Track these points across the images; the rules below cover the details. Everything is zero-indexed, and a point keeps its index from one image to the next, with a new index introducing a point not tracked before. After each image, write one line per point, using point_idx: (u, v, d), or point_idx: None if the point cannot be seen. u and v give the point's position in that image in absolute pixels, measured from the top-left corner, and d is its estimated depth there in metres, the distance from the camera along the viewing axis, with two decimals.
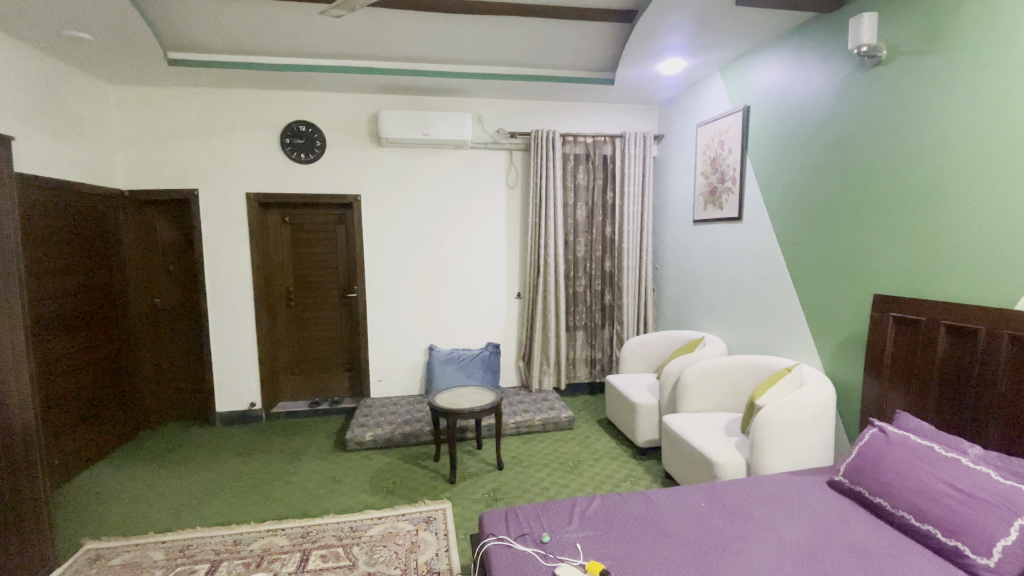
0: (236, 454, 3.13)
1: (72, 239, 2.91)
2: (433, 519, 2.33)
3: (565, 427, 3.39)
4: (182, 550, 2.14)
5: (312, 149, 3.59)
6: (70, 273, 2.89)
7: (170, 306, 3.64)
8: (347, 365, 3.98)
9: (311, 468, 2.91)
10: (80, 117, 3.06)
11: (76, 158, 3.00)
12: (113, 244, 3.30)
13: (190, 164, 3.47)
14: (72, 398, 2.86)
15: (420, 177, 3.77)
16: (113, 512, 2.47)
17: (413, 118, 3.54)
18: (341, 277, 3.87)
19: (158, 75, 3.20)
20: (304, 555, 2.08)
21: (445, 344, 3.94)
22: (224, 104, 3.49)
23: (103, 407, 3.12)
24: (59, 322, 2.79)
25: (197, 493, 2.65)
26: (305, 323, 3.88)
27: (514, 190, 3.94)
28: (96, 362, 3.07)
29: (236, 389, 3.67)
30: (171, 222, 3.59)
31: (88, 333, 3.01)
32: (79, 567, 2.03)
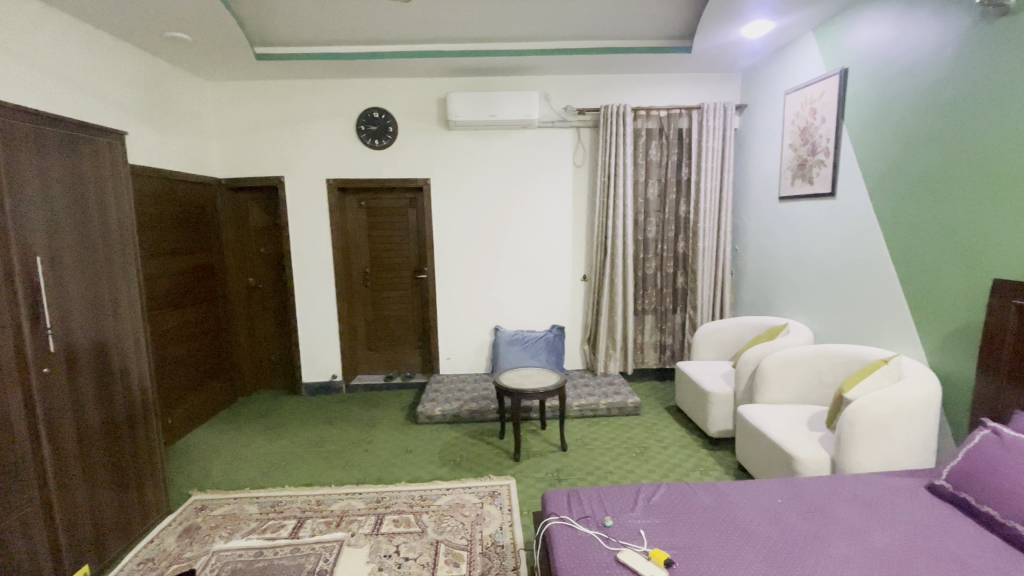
0: (319, 422, 3.37)
1: (178, 223, 3.24)
2: (498, 494, 2.39)
3: (631, 412, 3.33)
4: (273, 505, 2.37)
5: (385, 135, 3.71)
6: (178, 254, 3.22)
7: (262, 285, 3.96)
8: (418, 343, 4.14)
9: (384, 438, 3.08)
10: (182, 112, 3.36)
11: (180, 150, 3.32)
12: (214, 228, 3.64)
13: (277, 152, 3.72)
14: (180, 365, 3.21)
15: (489, 158, 3.78)
16: (216, 468, 2.76)
17: (480, 99, 3.54)
18: (412, 259, 4.01)
19: (247, 69, 3.43)
20: (378, 518, 2.22)
21: (511, 325, 3.98)
22: (306, 94, 3.68)
23: (207, 375, 3.49)
24: (169, 298, 3.13)
25: (285, 455, 2.90)
26: (380, 302, 4.07)
27: (582, 168, 3.84)
28: (200, 334, 3.43)
29: (318, 362, 3.94)
30: (262, 207, 3.88)
31: (193, 308, 3.35)
32: (188, 515, 2.31)
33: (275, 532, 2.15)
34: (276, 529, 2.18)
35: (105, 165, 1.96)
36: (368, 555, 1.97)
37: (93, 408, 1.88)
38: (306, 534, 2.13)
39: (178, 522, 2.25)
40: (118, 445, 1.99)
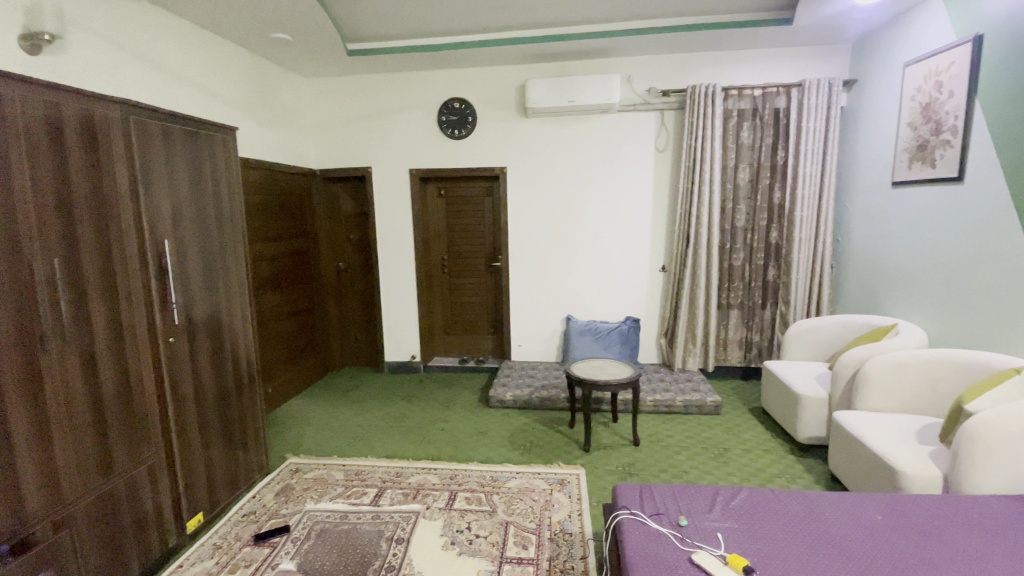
0: (399, 399, 3.57)
1: (279, 211, 3.54)
2: (567, 483, 2.40)
3: (710, 411, 3.18)
4: (357, 473, 2.55)
5: (465, 124, 3.79)
6: (278, 239, 3.53)
7: (350, 269, 4.23)
8: (491, 329, 4.22)
9: (459, 418, 3.20)
10: (283, 108, 3.65)
11: (281, 143, 3.61)
12: (309, 215, 3.93)
13: (365, 144, 3.93)
14: (279, 340, 3.53)
15: (567, 145, 3.74)
16: (308, 435, 3.02)
17: (560, 85, 3.49)
18: (487, 247, 4.08)
19: (339, 65, 3.64)
20: (451, 495, 2.32)
21: (585, 314, 3.93)
22: (392, 87, 3.84)
23: (301, 350, 3.80)
24: (270, 279, 3.44)
25: (369, 428, 3.11)
26: (456, 288, 4.19)
27: (665, 153, 3.66)
28: (296, 313, 3.74)
29: (399, 343, 4.15)
30: (351, 196, 4.14)
31: (290, 289, 3.66)
32: (284, 476, 2.55)
33: (358, 498, 2.32)
34: (359, 495, 2.35)
35: (219, 158, 2.18)
36: (441, 529, 2.06)
37: (209, 374, 2.12)
38: (386, 502, 2.27)
39: (277, 482, 2.49)
40: (229, 408, 2.25)
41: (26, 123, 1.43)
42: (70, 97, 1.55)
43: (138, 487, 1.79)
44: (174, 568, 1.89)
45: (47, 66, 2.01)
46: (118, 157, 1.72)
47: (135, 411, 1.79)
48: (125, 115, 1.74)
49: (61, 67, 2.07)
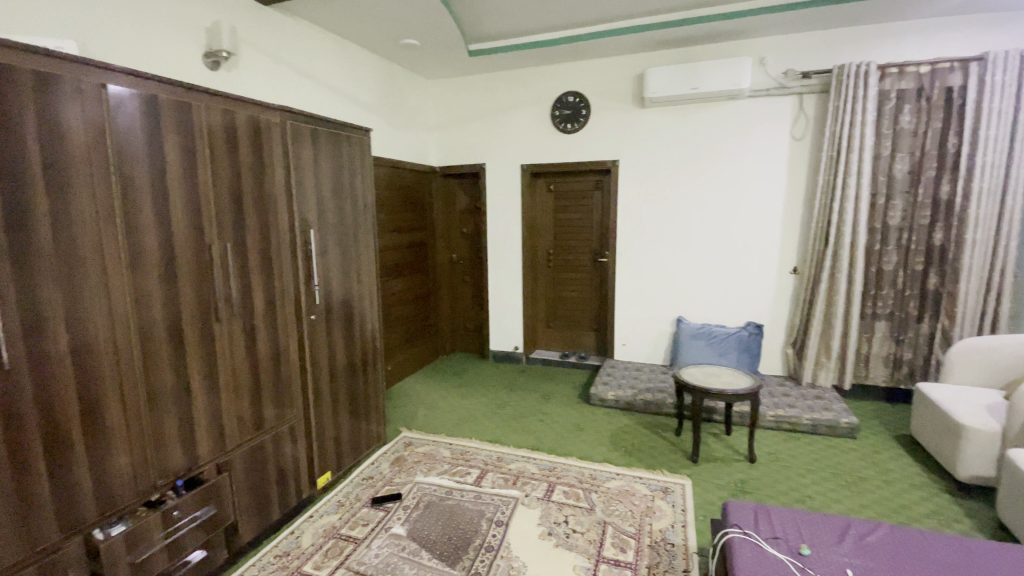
0: (502, 388, 3.68)
1: (404, 205, 3.83)
2: (671, 491, 2.30)
3: (842, 434, 2.82)
4: (461, 453, 2.69)
5: (578, 118, 3.76)
6: (402, 231, 3.82)
7: (462, 260, 4.45)
8: (595, 326, 4.15)
9: (560, 412, 3.21)
10: (410, 108, 3.93)
11: (407, 142, 3.90)
12: (428, 209, 4.20)
13: (481, 141, 4.09)
14: (398, 323, 3.84)
15: (687, 136, 3.53)
16: (420, 413, 3.25)
17: (682, 73, 3.31)
18: (595, 242, 4.02)
19: (461, 65, 3.82)
20: (550, 486, 2.35)
21: (698, 316, 3.71)
22: (509, 84, 3.94)
23: (416, 333, 4.10)
24: (393, 267, 3.75)
25: (473, 412, 3.25)
26: (561, 283, 4.20)
27: (802, 142, 3.30)
28: (413, 299, 4.03)
29: (505, 333, 4.28)
30: (466, 191, 4.33)
31: (410, 277, 3.96)
32: (398, 447, 2.78)
33: (462, 477, 2.44)
34: (463, 474, 2.48)
35: (355, 155, 2.42)
36: (538, 518, 2.10)
37: (341, 349, 2.38)
38: (487, 484, 2.37)
39: (391, 452, 2.72)
40: (355, 381, 2.50)
41: (211, 129, 1.70)
42: (242, 106, 1.82)
43: (282, 442, 2.07)
44: (306, 518, 2.16)
45: (227, 80, 2.39)
46: (277, 157, 1.98)
47: (282, 377, 2.07)
48: (282, 120, 2.00)
49: (237, 80, 2.44)
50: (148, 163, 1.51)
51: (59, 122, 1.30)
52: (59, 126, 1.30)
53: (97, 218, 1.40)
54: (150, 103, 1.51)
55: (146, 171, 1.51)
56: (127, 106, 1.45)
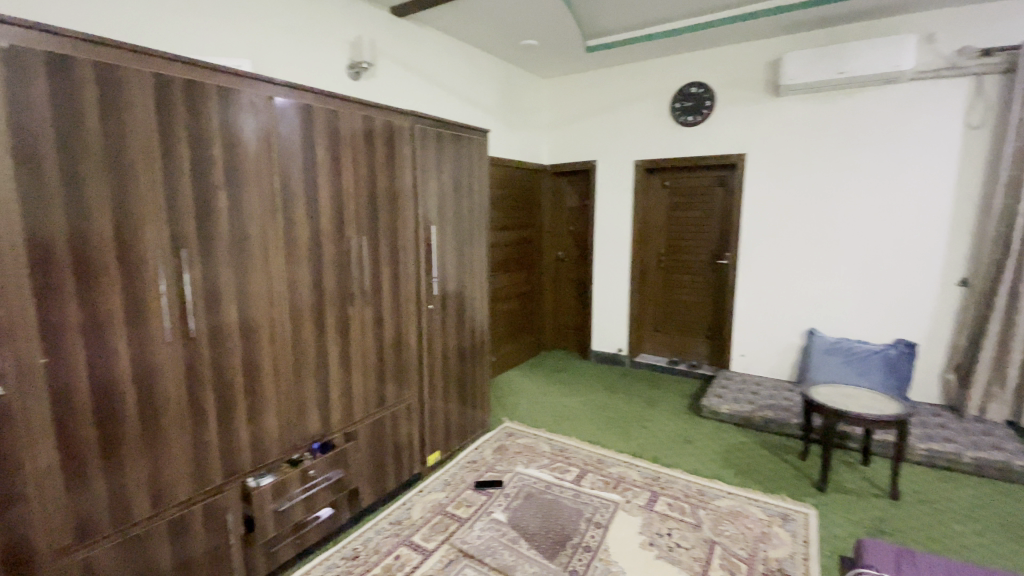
0: (604, 389, 3.62)
1: (515, 203, 3.94)
2: (791, 520, 2.09)
3: (1021, 481, 2.34)
4: (562, 450, 2.70)
5: (701, 110, 3.55)
6: (512, 228, 3.93)
7: (569, 258, 4.45)
8: (709, 333, 3.90)
9: (665, 421, 3.08)
10: (525, 108, 4.02)
11: (520, 141, 3.99)
12: (538, 206, 4.27)
13: (594, 138, 4.05)
14: (504, 317, 3.96)
15: (830, 128, 3.16)
16: (522, 406, 3.32)
17: (828, 55, 2.97)
18: (714, 243, 3.77)
19: (578, 63, 3.81)
20: (652, 495, 2.26)
21: (831, 329, 3.31)
22: (626, 79, 3.85)
23: (520, 328, 4.19)
24: (502, 262, 3.87)
25: (575, 410, 3.24)
26: (673, 285, 4.01)
27: (979, 131, 2.77)
28: (519, 294, 4.13)
29: (609, 334, 4.19)
30: (576, 188, 4.32)
31: (517, 273, 4.06)
32: (500, 437, 2.87)
33: (562, 473, 2.46)
34: (564, 471, 2.49)
35: (474, 154, 2.54)
36: (639, 526, 2.03)
37: (452, 339, 2.51)
38: (587, 485, 2.35)
39: (494, 441, 2.82)
40: (464, 369, 2.63)
41: (353, 133, 1.90)
42: (379, 112, 2.00)
43: (399, 420, 2.25)
44: (416, 492, 2.33)
45: (366, 89, 2.64)
46: (406, 157, 2.15)
47: (401, 361, 2.24)
48: (412, 123, 2.16)
49: (374, 88, 2.69)
50: (303, 164, 1.73)
51: (237, 131, 1.54)
52: (237, 134, 1.53)
53: (262, 211, 1.63)
54: (305, 112, 1.73)
55: (300, 171, 1.73)
56: (287, 115, 1.67)
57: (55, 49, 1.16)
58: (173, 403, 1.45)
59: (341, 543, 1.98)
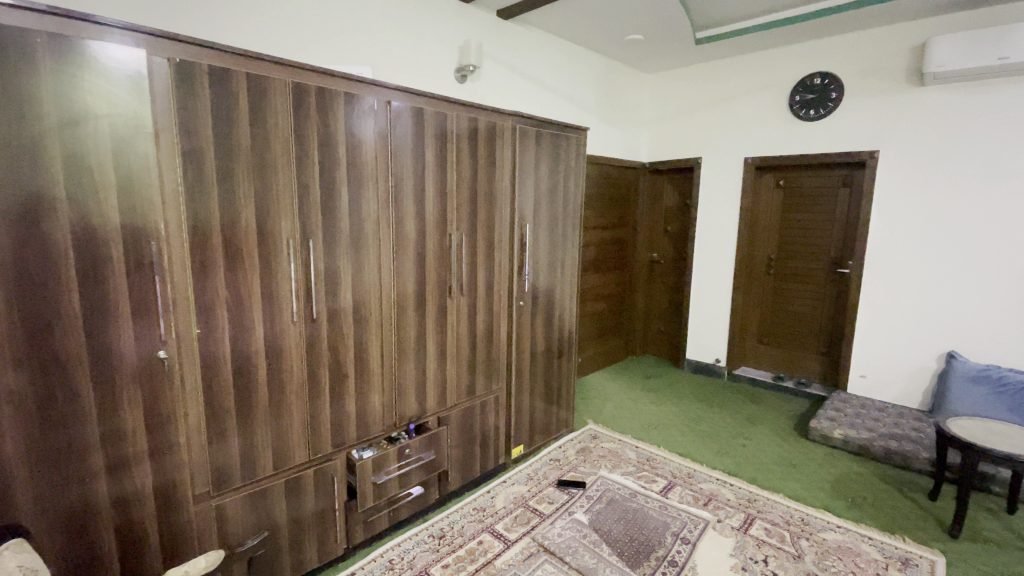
0: (697, 400, 3.44)
1: (610, 202, 3.88)
2: (914, 565, 1.84)
3: None
4: (649, 459, 2.62)
5: (826, 103, 3.24)
6: (606, 227, 3.89)
7: (664, 261, 4.29)
8: (823, 349, 3.55)
9: (764, 440, 2.86)
10: (626, 105, 3.94)
11: (619, 139, 3.91)
12: (633, 206, 4.17)
13: (699, 135, 3.86)
14: (593, 318, 3.92)
15: (989, 121, 2.71)
16: (608, 409, 3.28)
17: (985, 37, 2.55)
18: (833, 250, 3.42)
19: (685, 56, 3.65)
20: (748, 518, 2.12)
21: (977, 354, 2.85)
22: (738, 71, 3.62)
23: (609, 330, 4.13)
24: (594, 262, 3.83)
25: (664, 419, 3.13)
26: (783, 294, 3.72)
27: None
28: (610, 295, 4.07)
29: (705, 343, 3.98)
30: (675, 188, 4.15)
31: (608, 273, 4.00)
32: (585, 438, 2.85)
33: (649, 483, 2.38)
34: (650, 481, 2.41)
35: (572, 153, 2.54)
36: (732, 548, 1.91)
37: (542, 335, 2.54)
38: (675, 498, 2.26)
39: (579, 441, 2.81)
40: (551, 367, 2.64)
41: (459, 133, 1.99)
42: (483, 112, 2.07)
43: (487, 411, 2.32)
44: (500, 482, 2.39)
45: (472, 89, 2.75)
46: (506, 155, 2.20)
47: (492, 354, 2.30)
48: (515, 123, 2.21)
49: (479, 89, 2.79)
50: (413, 162, 1.84)
51: (358, 132, 1.67)
52: (358, 135, 1.67)
53: (377, 207, 1.76)
54: (418, 114, 1.83)
55: (411, 169, 1.84)
56: (402, 117, 1.79)
57: (218, 63, 1.34)
58: (294, 377, 1.62)
59: (429, 522, 2.10)
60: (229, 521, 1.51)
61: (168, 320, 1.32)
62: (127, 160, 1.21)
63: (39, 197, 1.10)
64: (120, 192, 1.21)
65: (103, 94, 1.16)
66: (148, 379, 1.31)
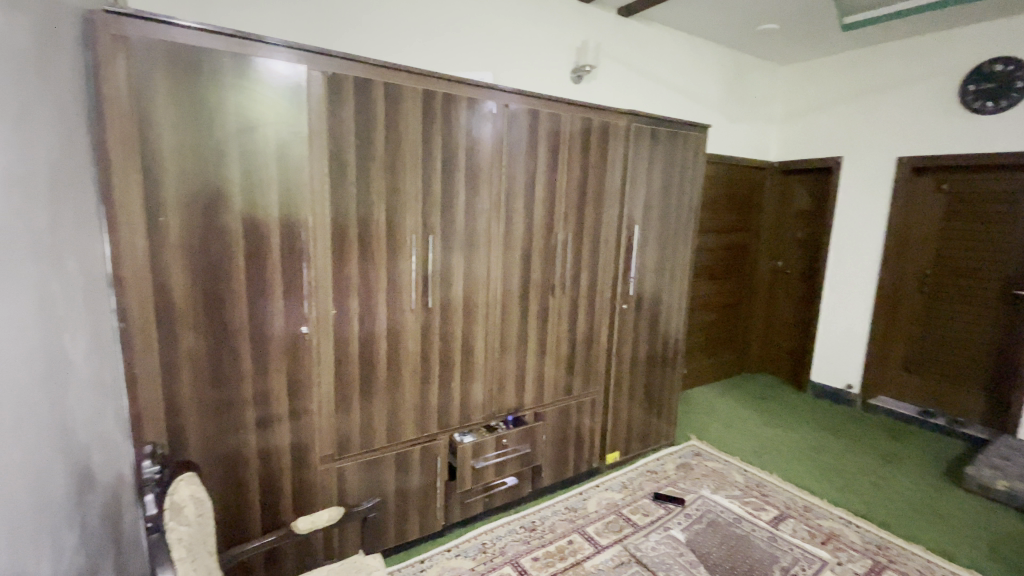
0: (820, 428, 3.10)
1: (729, 205, 3.64)
2: None
3: None
4: (758, 485, 2.42)
5: (1007, 94, 2.70)
6: (723, 231, 3.65)
7: (789, 270, 3.91)
8: (988, 386, 2.97)
9: (903, 482, 2.49)
10: (755, 100, 3.65)
11: (745, 137, 3.64)
12: (756, 210, 3.86)
13: (841, 132, 3.46)
14: (704, 328, 3.71)
15: None
16: (714, 426, 3.08)
17: None
18: (1010, 268, 2.84)
19: (829, 45, 3.29)
20: (876, 567, 1.87)
21: None
22: (894, 59, 3.17)
23: (720, 342, 3.87)
24: (708, 269, 3.62)
25: (778, 444, 2.87)
26: (938, 317, 3.19)
27: None
28: (724, 305, 3.82)
29: (834, 365, 3.57)
30: (808, 191, 3.76)
31: (724, 281, 3.76)
32: (686, 453, 2.72)
33: (756, 510, 2.21)
34: (758, 508, 2.23)
35: (691, 154, 2.42)
36: None
37: (646, 342, 2.47)
38: (787, 531, 2.07)
39: (679, 456, 2.69)
40: (654, 375, 2.56)
41: (572, 135, 2.00)
42: (599, 112, 2.06)
43: (584, 413, 2.31)
44: (594, 486, 2.37)
45: (589, 89, 2.74)
46: (620, 156, 2.17)
47: (593, 356, 2.29)
48: (630, 122, 2.17)
49: (596, 88, 2.78)
50: (526, 163, 1.90)
51: (477, 135, 1.76)
52: (477, 137, 1.76)
53: (490, 206, 1.84)
54: (533, 116, 1.88)
55: (523, 170, 1.90)
56: (519, 119, 1.85)
57: (362, 74, 1.49)
58: (408, 360, 1.76)
59: (521, 513, 2.15)
60: (347, 484, 1.69)
61: (310, 301, 1.52)
62: (285, 161, 1.40)
63: (220, 191, 1.33)
64: (279, 189, 1.41)
65: (271, 106, 1.37)
66: (292, 351, 1.51)
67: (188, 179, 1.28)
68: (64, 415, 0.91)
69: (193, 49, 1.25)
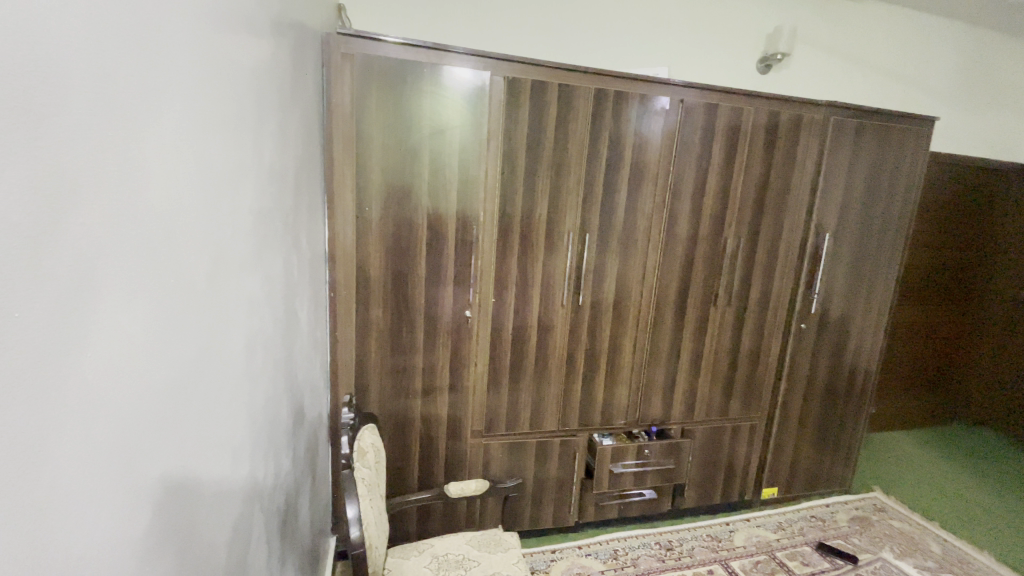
0: None
1: (956, 217, 2.96)
2: None
3: None
4: (965, 563, 1.95)
5: None
6: (944, 248, 2.98)
7: None
8: None
9: None
10: (1007, 85, 2.88)
11: (988, 132, 2.90)
12: (995, 225, 3.07)
13: None
14: (905, 362, 3.08)
15: None
16: (908, 480, 2.56)
17: None
18: None
19: None
20: None
21: None
22: None
23: (926, 382, 3.18)
24: (917, 293, 3.00)
25: (1001, 518, 2.26)
26: None
27: None
28: (935, 338, 3.13)
29: None
30: None
31: (938, 309, 3.08)
32: (865, 506, 2.31)
33: None
34: None
35: (908, 154, 2.03)
36: None
37: (824, 369, 2.15)
38: None
39: (855, 508, 2.29)
40: (832, 408, 2.21)
41: (752, 132, 1.82)
42: (788, 105, 1.84)
43: (739, 437, 2.11)
44: (743, 519, 2.16)
45: (777, 80, 2.46)
46: (809, 156, 1.91)
47: (756, 376, 2.08)
48: (827, 115, 1.89)
49: (786, 79, 2.48)
50: (696, 163, 1.79)
51: (645, 133, 1.72)
52: (646, 136, 1.71)
53: (653, 207, 1.78)
54: (709, 111, 1.76)
55: (693, 171, 1.79)
56: (692, 116, 1.75)
57: (538, 77, 1.56)
58: (557, 354, 1.80)
59: (659, 529, 2.06)
60: (492, 461, 1.81)
61: (475, 288, 1.65)
62: (466, 160, 1.55)
63: (411, 186, 1.52)
64: (459, 186, 1.56)
65: (458, 110, 1.52)
66: (456, 332, 1.66)
67: (387, 174, 1.50)
68: (290, 360, 1.15)
69: (399, 62, 1.45)
